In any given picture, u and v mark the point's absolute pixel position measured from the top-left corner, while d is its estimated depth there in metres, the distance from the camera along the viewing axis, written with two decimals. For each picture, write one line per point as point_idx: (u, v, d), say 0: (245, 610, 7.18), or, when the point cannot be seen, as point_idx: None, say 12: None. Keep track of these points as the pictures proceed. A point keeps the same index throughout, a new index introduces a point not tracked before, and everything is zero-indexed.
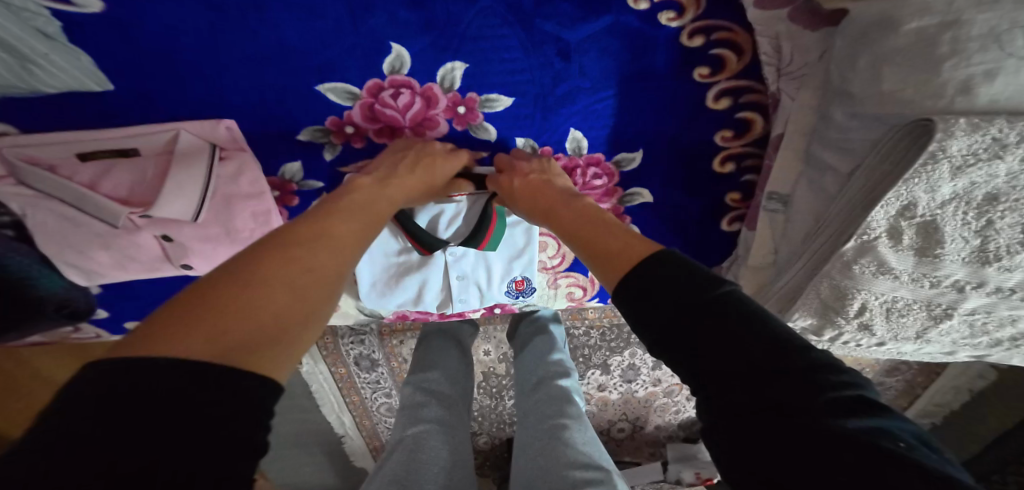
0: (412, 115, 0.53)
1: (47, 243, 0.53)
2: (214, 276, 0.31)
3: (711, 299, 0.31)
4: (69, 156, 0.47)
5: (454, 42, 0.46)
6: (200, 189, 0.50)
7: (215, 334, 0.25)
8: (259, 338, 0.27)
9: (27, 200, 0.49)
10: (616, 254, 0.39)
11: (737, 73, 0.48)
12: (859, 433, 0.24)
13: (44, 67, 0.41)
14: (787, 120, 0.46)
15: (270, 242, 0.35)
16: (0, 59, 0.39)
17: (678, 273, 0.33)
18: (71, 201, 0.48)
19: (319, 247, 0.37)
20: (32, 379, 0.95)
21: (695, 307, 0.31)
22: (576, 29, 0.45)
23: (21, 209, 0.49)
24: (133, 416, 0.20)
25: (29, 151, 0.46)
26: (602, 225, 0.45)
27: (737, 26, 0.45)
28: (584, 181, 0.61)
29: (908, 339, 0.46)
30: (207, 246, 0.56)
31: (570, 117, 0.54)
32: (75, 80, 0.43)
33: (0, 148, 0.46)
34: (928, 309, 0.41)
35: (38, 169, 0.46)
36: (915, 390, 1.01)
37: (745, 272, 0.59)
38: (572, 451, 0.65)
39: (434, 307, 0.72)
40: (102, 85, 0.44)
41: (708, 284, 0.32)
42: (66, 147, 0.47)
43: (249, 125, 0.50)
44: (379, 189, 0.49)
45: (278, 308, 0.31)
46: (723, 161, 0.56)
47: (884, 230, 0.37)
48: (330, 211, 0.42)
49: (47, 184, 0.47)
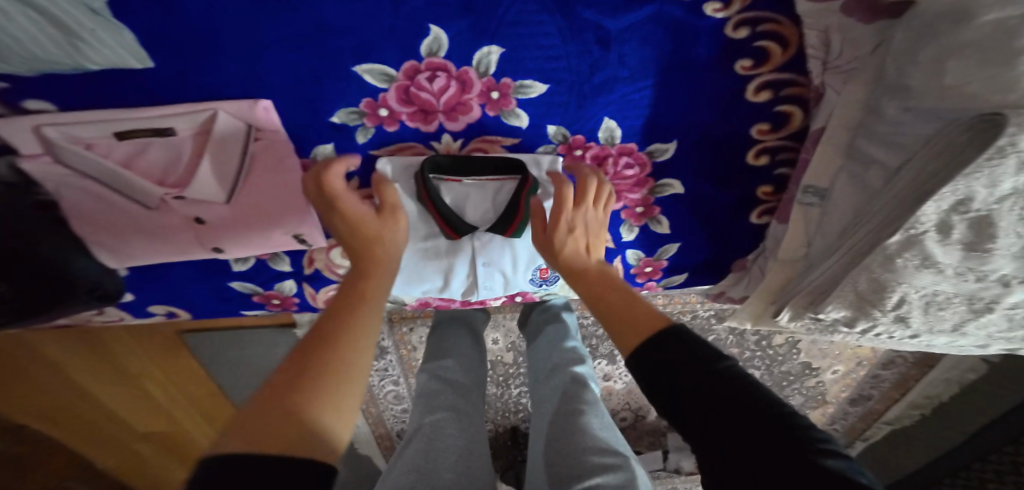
0: (447, 99, 0.52)
1: (83, 225, 0.55)
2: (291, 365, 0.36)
3: (711, 368, 0.36)
4: (107, 135, 0.46)
5: (492, 26, 0.45)
6: (233, 174, 0.51)
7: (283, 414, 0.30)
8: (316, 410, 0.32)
9: (61, 180, 0.49)
10: (634, 325, 0.43)
11: (780, 66, 0.48)
12: (839, 474, 0.27)
13: (87, 44, 0.39)
14: (831, 113, 0.46)
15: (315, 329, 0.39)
16: (48, 33, 0.37)
17: (692, 349, 0.38)
18: (108, 181, 0.48)
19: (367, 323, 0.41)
20: (40, 363, 0.94)
21: (696, 374, 0.36)
22: (618, 18, 0.44)
23: (56, 189, 0.50)
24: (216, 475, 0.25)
25: (67, 129, 0.45)
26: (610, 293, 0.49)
27: (784, 18, 0.44)
28: (615, 171, 0.61)
29: (943, 331, 0.49)
30: (239, 229, 0.57)
31: (606, 106, 0.54)
32: (117, 57, 0.41)
33: (41, 127, 0.44)
34: (969, 303, 0.44)
35: (75, 148, 0.45)
36: (907, 382, 1.03)
37: (775, 265, 0.60)
38: (590, 436, 0.65)
39: (460, 293, 0.73)
40: (143, 61, 0.42)
41: (711, 358, 0.37)
42: (104, 126, 0.45)
43: (285, 106, 0.49)
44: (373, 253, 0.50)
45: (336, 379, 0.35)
46: (757, 153, 0.56)
47: (933, 225, 0.38)
48: (360, 287, 0.45)
49: (86, 164, 0.47)
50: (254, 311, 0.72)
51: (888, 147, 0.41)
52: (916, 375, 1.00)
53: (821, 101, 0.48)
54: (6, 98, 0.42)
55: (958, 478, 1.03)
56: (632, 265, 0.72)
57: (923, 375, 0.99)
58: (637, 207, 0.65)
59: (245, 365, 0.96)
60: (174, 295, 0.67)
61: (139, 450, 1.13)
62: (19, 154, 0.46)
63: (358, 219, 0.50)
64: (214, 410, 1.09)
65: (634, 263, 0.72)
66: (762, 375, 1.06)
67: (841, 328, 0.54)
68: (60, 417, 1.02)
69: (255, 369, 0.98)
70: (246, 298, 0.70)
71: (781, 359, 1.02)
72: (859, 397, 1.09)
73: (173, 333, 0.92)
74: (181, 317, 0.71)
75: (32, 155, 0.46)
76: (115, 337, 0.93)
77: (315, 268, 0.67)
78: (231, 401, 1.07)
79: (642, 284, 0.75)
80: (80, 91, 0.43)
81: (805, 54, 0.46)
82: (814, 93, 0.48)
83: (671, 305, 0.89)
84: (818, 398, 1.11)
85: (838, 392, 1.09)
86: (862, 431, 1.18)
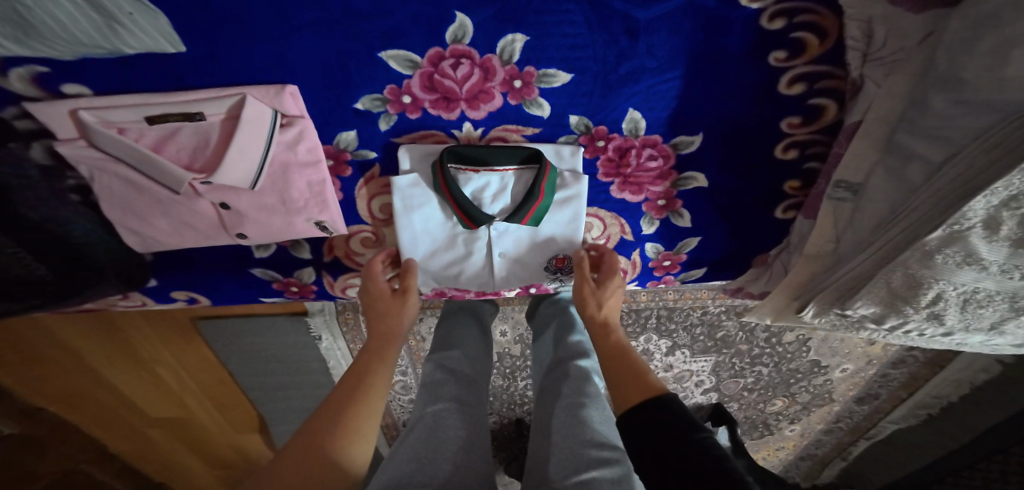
0: (470, 87, 0.50)
1: (112, 208, 0.55)
2: (344, 388, 0.50)
3: (685, 429, 0.42)
4: (139, 119, 0.47)
5: (517, 14, 0.43)
6: (256, 162, 0.50)
7: (327, 425, 0.45)
8: (340, 418, 0.46)
9: (95, 164, 0.49)
10: (633, 386, 0.50)
11: (818, 58, 0.46)
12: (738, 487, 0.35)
13: (124, 27, 0.39)
14: (869, 106, 0.45)
15: (326, 405, 0.48)
16: (88, 17, 0.37)
17: (680, 417, 0.44)
18: (138, 165, 0.49)
19: (377, 366, 0.54)
20: (53, 349, 0.94)
21: (677, 433, 0.42)
22: (649, 8, 0.42)
23: (89, 172, 0.50)
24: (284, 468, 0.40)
25: (102, 113, 0.46)
26: (621, 361, 0.54)
27: (824, 9, 0.42)
28: (638, 163, 0.59)
29: (981, 329, 0.51)
30: (263, 215, 0.57)
31: (631, 97, 0.51)
32: (152, 41, 0.41)
33: (78, 110, 0.45)
34: (1011, 302, 0.45)
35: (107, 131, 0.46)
36: (917, 381, 1.02)
37: (800, 260, 0.60)
38: (589, 429, 0.58)
39: (476, 283, 0.72)
40: (176, 46, 0.42)
41: (689, 423, 0.43)
42: (136, 110, 0.46)
43: (310, 91, 0.49)
44: (390, 318, 0.61)
45: (352, 399, 0.48)
46: (786, 147, 0.55)
47: (980, 220, 0.37)
48: (374, 357, 0.55)
49: (116, 147, 0.47)
50: (273, 298, 0.72)
51: (932, 141, 0.40)
52: (927, 374, 0.99)
53: (858, 95, 0.47)
54: (45, 84, 0.43)
55: (960, 477, 1.00)
56: (651, 259, 0.72)
57: (934, 375, 0.99)
58: (659, 200, 0.63)
59: (255, 352, 0.95)
60: (191, 279, 0.68)
61: (148, 434, 1.13)
62: (57, 138, 0.47)
63: (378, 298, 0.62)
64: (223, 397, 1.08)
65: (653, 256, 0.71)
66: (770, 372, 1.05)
67: (868, 324, 0.57)
68: (69, 400, 1.03)
69: (264, 356, 0.97)
70: (266, 285, 0.70)
71: (790, 356, 1.01)
72: (866, 396, 1.08)
73: (186, 319, 0.92)
74: (201, 303, 0.71)
75: (68, 139, 0.47)
76: (127, 323, 0.93)
77: (335, 256, 0.68)
78: (242, 389, 1.05)
79: (659, 278, 0.75)
80: (115, 73, 0.44)
81: (843, 45, 0.44)
82: (851, 86, 0.46)
83: (681, 300, 0.89)
84: (825, 396, 1.09)
85: (846, 391, 1.08)
86: (866, 429, 1.17)
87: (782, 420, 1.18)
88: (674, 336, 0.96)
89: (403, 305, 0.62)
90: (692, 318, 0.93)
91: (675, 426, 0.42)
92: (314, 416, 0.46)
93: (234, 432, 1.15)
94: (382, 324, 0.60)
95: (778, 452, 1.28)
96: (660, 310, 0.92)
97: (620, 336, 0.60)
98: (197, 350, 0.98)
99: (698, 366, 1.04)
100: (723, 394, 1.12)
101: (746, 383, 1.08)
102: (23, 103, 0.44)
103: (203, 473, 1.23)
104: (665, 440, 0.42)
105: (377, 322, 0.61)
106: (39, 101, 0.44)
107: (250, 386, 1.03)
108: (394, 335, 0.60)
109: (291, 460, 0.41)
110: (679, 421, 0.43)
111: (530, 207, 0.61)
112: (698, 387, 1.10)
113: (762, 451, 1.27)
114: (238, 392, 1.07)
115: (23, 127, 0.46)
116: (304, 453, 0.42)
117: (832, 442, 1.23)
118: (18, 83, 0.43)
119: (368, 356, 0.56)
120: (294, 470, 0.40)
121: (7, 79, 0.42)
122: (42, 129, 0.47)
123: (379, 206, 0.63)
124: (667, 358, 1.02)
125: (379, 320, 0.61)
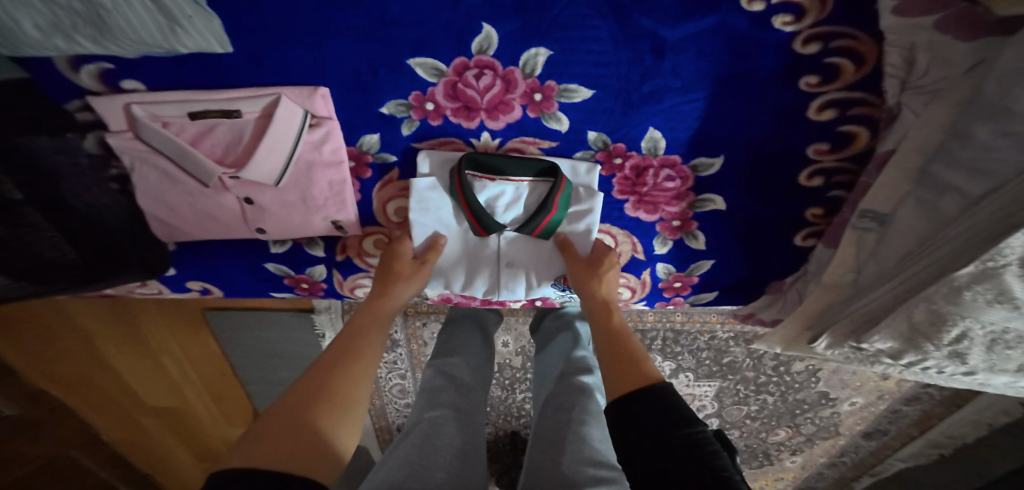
0: (490, 98, 0.51)
1: (146, 198, 0.56)
2: (340, 352, 0.51)
3: (676, 419, 0.42)
4: (182, 115, 0.48)
5: (543, 27, 0.44)
6: (282, 160, 0.51)
7: (321, 384, 0.46)
8: (335, 381, 0.46)
9: (137, 155, 0.51)
10: (626, 372, 0.50)
11: (852, 84, 0.46)
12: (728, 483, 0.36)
13: (183, 28, 0.40)
14: (905, 135, 0.44)
15: (321, 364, 0.49)
16: (150, 17, 0.38)
17: (669, 412, 0.43)
18: (174, 158, 0.50)
19: (369, 332, 0.55)
20: (64, 332, 0.96)
21: (666, 419, 0.42)
22: (676, 28, 0.43)
23: (131, 162, 0.52)
24: (280, 415, 0.41)
25: (150, 108, 0.48)
26: (622, 343, 0.55)
27: (864, 34, 0.42)
28: (654, 182, 0.59)
29: (1007, 371, 0.48)
30: (284, 212, 0.58)
31: (652, 116, 0.52)
32: (204, 43, 0.42)
33: (130, 104, 0.47)
34: None
35: (152, 124, 0.48)
36: (929, 419, 0.99)
37: (818, 289, 0.59)
38: (589, 448, 0.57)
39: (481, 293, 0.71)
40: (224, 47, 0.43)
41: (678, 413, 0.43)
42: (180, 106, 0.47)
43: (341, 94, 0.49)
44: (389, 284, 0.61)
45: (348, 367, 0.49)
46: (811, 174, 0.55)
47: (1017, 258, 0.35)
48: (366, 324, 0.56)
49: (158, 140, 0.48)
50: (283, 294, 0.73)
51: (969, 174, 0.39)
52: (941, 413, 0.97)
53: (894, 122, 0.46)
54: (106, 78, 0.46)
55: None
56: (661, 279, 0.71)
57: (949, 414, 0.96)
58: (673, 221, 0.63)
59: (259, 347, 0.96)
60: (206, 270, 0.69)
61: (143, 423, 1.13)
62: (109, 130, 0.49)
63: (398, 258, 0.63)
64: (222, 390, 1.08)
65: (663, 277, 0.71)
66: (775, 401, 1.03)
67: (883, 359, 0.55)
68: (74, 384, 1.03)
69: (267, 352, 0.98)
70: (278, 280, 0.70)
71: (797, 386, 0.99)
72: (874, 431, 1.05)
73: (197, 309, 0.93)
74: (214, 295, 0.72)
75: (119, 132, 0.50)
76: (140, 310, 0.95)
77: (347, 256, 0.68)
78: (242, 383, 1.05)
79: (669, 299, 0.74)
80: (166, 71, 0.46)
81: (881, 73, 0.44)
82: (887, 113, 0.46)
83: (689, 322, 0.89)
84: (831, 428, 1.07)
85: (853, 424, 1.05)
86: (871, 465, 1.14)
87: (783, 450, 1.15)
88: (678, 359, 0.95)
89: (418, 272, 0.63)
90: (699, 342, 0.92)
91: (666, 414, 0.43)
92: (309, 373, 0.47)
93: (229, 426, 1.14)
94: (381, 289, 0.61)
95: (777, 483, 1.25)
96: (666, 333, 0.91)
97: (622, 317, 0.61)
98: (203, 341, 0.99)
99: (702, 390, 1.02)
100: (724, 420, 1.09)
101: (749, 410, 1.06)
102: (87, 96, 0.47)
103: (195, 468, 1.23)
104: (652, 430, 0.42)
105: (378, 287, 0.61)
106: (99, 95, 0.47)
107: (251, 380, 1.03)
108: (393, 297, 0.61)
109: (287, 409, 0.42)
110: (670, 410, 0.43)
111: (543, 218, 0.62)
112: (700, 411, 1.08)
113: (760, 480, 1.24)
114: (238, 386, 1.07)
115: (83, 119, 0.49)
116: (297, 406, 0.43)
117: (834, 476, 1.20)
118: (87, 80, 0.46)
119: (364, 319, 0.57)
120: (289, 417, 0.41)
121: (78, 75, 0.45)
122: (98, 122, 0.49)
123: (394, 209, 0.64)
124: (671, 380, 1.00)
125: (389, 282, 0.61)
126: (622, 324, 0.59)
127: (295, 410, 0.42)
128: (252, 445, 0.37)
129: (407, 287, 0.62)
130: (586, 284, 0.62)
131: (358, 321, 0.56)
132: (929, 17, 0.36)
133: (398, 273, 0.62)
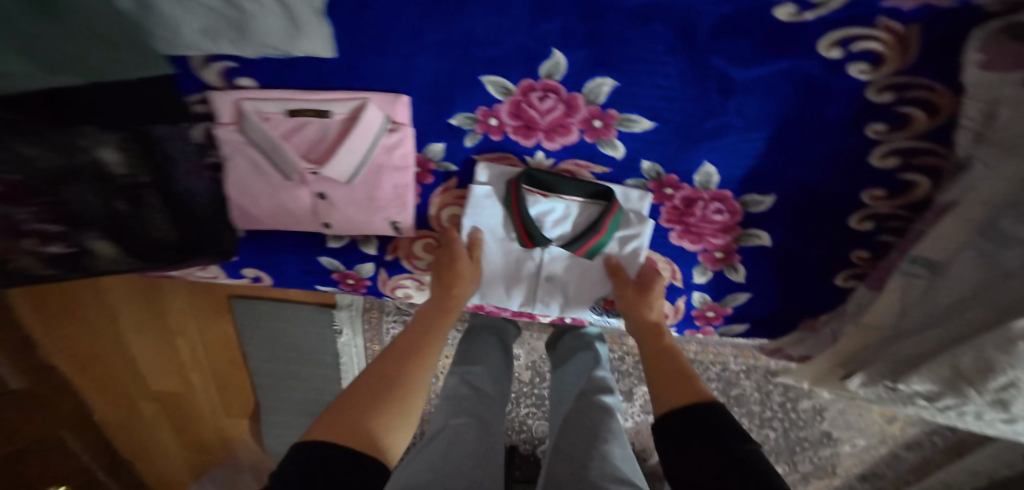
0: (552, 120, 0.53)
1: (233, 187, 0.58)
2: (401, 349, 0.54)
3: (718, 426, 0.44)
4: (281, 111, 0.52)
5: (614, 59, 0.47)
6: (359, 160, 0.54)
7: (382, 375, 0.49)
8: (395, 374, 0.49)
9: (236, 147, 0.54)
10: (674, 390, 0.51)
11: (923, 133, 0.48)
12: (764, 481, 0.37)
13: (301, 35, 0.41)
14: (974, 187, 0.46)
15: (383, 359, 0.52)
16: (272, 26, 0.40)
17: (719, 427, 0.44)
18: (267, 150, 0.53)
19: (433, 331, 0.58)
20: (90, 304, 0.96)
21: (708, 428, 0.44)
22: (748, 69, 0.45)
23: (227, 152, 0.55)
24: (343, 399, 0.44)
25: (254, 103, 0.51)
26: (670, 363, 0.56)
27: (942, 87, 0.44)
28: (703, 214, 0.61)
29: None
30: (351, 209, 0.60)
31: (710, 151, 0.54)
32: (314, 49, 0.44)
33: (234, 99, 0.51)
34: None
35: (254, 118, 0.51)
36: (930, 465, 1.00)
37: (855, 329, 0.61)
38: (610, 465, 0.58)
39: (517, 304, 0.71)
40: (330, 51, 0.45)
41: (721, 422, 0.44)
42: (281, 104, 0.51)
43: (420, 102, 0.52)
44: (450, 287, 0.63)
45: (405, 362, 0.52)
46: (863, 218, 0.57)
47: None
48: (433, 323, 0.59)
49: (256, 133, 0.52)
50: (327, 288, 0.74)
51: None
52: (942, 459, 0.98)
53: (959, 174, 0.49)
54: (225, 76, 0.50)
55: None
56: (694, 307, 0.72)
57: (949, 461, 0.97)
58: (716, 252, 0.65)
59: (281, 339, 0.96)
60: (254, 259, 0.70)
61: (139, 406, 1.08)
62: (215, 122, 0.53)
63: (455, 262, 0.64)
64: (228, 380, 1.07)
65: (697, 306, 0.72)
66: (777, 437, 1.01)
67: (918, 400, 0.56)
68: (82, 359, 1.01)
69: (286, 345, 0.98)
70: (325, 274, 0.72)
71: (802, 423, 0.99)
72: (874, 474, 1.05)
73: (223, 295, 0.96)
74: (265, 282, 0.73)
75: (223, 124, 0.53)
76: (171, 290, 0.97)
77: (396, 256, 0.69)
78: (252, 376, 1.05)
79: (698, 328, 0.75)
80: (272, 69, 0.49)
81: (950, 127, 0.47)
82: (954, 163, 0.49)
83: (703, 352, 0.93)
84: (828, 467, 1.05)
85: (851, 466, 1.04)
86: None
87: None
88: None
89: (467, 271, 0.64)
90: (711, 372, 0.95)
91: (706, 422, 0.45)
92: (373, 364, 0.51)
93: (226, 417, 1.12)
94: (441, 290, 0.63)
95: None
96: None
97: (671, 339, 0.62)
98: (222, 327, 1.00)
99: None
100: None
101: None
102: (208, 91, 0.51)
103: (179, 465, 1.16)
104: (690, 439, 0.44)
105: (438, 288, 0.63)
106: (218, 90, 0.51)
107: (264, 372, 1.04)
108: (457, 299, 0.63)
109: (351, 394, 0.45)
110: (712, 419, 0.45)
111: (591, 239, 0.63)
112: None
113: None
114: (245, 377, 1.07)
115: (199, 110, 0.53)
116: (360, 392, 0.46)
117: None
118: (212, 75, 0.50)
119: (434, 317, 0.60)
120: (351, 401, 0.44)
121: (207, 71, 0.50)
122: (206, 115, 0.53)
123: (448, 215, 0.66)
124: None
125: (448, 284, 0.63)
126: (671, 344, 0.60)
127: (356, 394, 0.45)
128: (322, 424, 0.40)
129: (467, 288, 0.64)
130: (635, 304, 0.64)
131: (425, 320, 0.60)
132: (1015, 72, 0.39)
133: (457, 276, 0.63)
